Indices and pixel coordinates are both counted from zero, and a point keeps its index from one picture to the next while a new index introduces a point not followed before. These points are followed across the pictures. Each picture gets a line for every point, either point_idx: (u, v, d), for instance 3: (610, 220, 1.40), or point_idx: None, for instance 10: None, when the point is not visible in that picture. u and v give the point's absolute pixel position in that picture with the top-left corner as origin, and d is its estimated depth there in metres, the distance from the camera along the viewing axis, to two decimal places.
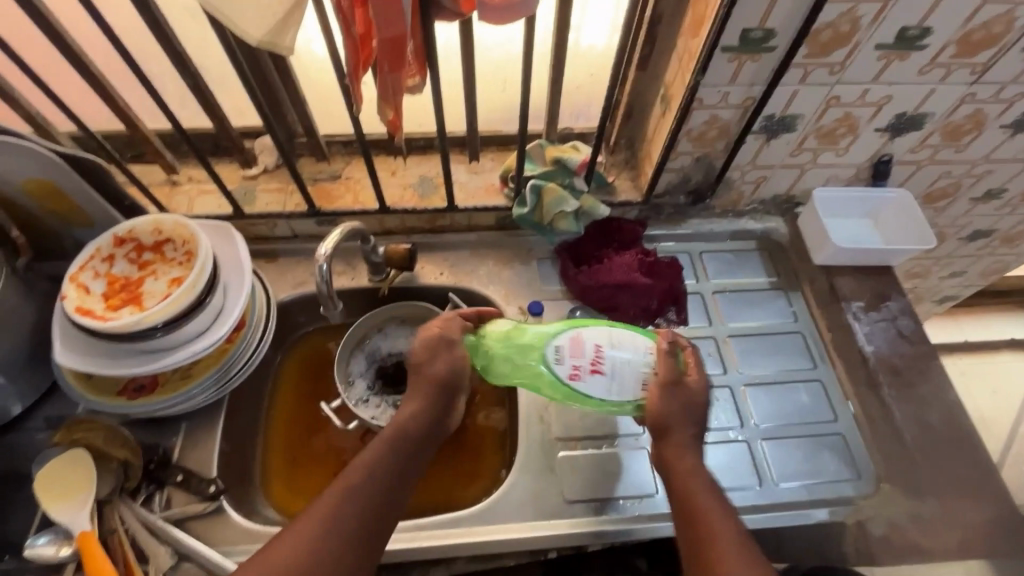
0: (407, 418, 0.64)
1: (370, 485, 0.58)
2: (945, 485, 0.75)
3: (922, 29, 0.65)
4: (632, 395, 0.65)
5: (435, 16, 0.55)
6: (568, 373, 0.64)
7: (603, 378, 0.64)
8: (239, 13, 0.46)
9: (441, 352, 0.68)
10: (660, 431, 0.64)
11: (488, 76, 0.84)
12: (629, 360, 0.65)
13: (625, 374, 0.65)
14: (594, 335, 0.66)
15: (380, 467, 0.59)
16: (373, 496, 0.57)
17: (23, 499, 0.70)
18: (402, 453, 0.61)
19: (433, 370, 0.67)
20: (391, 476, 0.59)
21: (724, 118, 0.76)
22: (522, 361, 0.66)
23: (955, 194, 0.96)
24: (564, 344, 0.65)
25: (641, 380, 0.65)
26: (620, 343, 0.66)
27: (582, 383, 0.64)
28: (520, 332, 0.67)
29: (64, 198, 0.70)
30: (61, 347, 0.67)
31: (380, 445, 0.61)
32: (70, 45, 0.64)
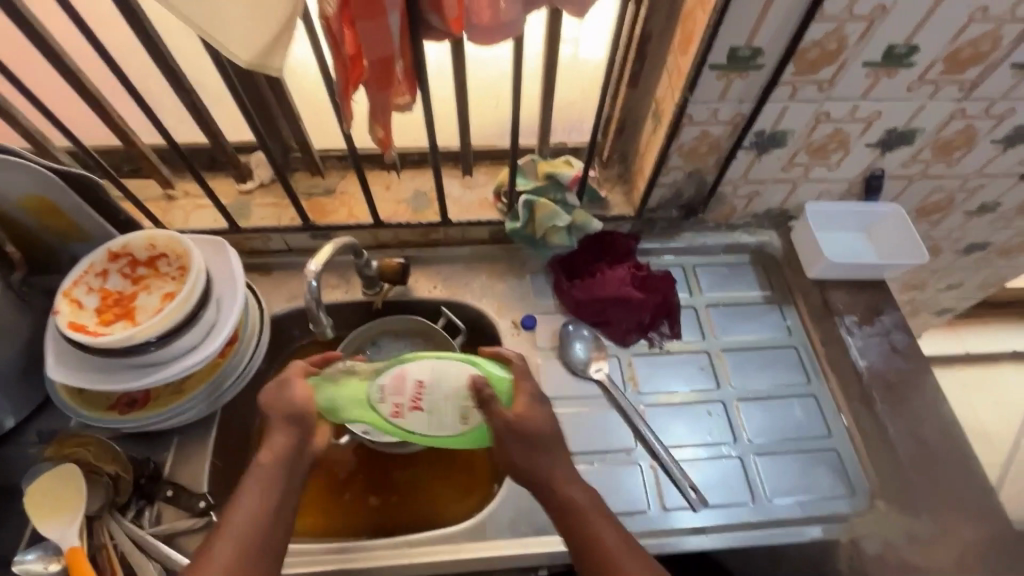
0: (274, 454, 0.60)
1: (249, 527, 0.56)
2: (941, 503, 0.74)
3: (909, 47, 0.66)
4: (449, 429, 0.63)
5: (425, 36, 0.56)
6: (386, 416, 0.63)
7: (422, 414, 0.63)
8: (228, 34, 0.46)
9: (293, 380, 0.64)
10: (515, 473, 0.62)
11: (481, 93, 0.85)
12: (446, 395, 0.63)
13: (436, 411, 0.63)
14: (418, 371, 0.64)
15: (255, 509, 0.57)
16: (252, 539, 0.56)
17: (14, 514, 0.70)
18: (277, 487, 0.59)
19: (281, 402, 0.63)
20: (271, 514, 0.57)
21: (714, 133, 0.76)
22: (356, 403, 0.64)
23: (949, 208, 0.96)
24: (388, 384, 0.63)
25: (460, 414, 0.63)
26: (438, 379, 0.63)
27: (408, 420, 0.63)
28: (351, 374, 0.65)
29: (59, 214, 0.70)
30: (54, 363, 0.68)
31: (253, 488, 0.58)
32: (67, 64, 0.65)
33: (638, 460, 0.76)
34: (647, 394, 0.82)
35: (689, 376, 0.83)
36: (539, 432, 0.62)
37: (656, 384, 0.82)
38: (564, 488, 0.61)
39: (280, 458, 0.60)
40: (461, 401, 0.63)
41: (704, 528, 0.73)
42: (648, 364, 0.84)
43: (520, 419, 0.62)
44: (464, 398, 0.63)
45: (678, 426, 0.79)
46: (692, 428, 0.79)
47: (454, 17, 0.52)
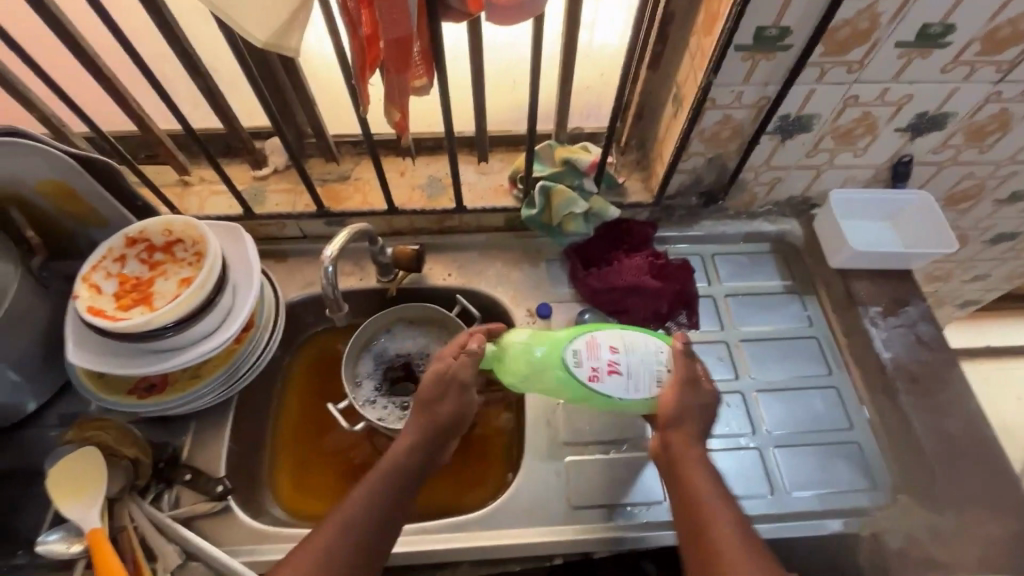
0: (404, 453, 0.63)
1: (360, 524, 0.58)
2: (966, 497, 0.72)
3: (944, 27, 0.63)
4: (649, 393, 0.65)
5: (442, 16, 0.54)
6: (582, 376, 0.65)
7: (621, 378, 0.65)
8: (246, 13, 0.45)
9: (443, 378, 0.65)
10: (667, 429, 0.63)
11: (497, 77, 0.83)
12: (644, 359, 0.65)
13: (641, 372, 0.65)
14: (607, 338, 0.66)
15: (374, 507, 0.59)
16: (366, 534, 0.57)
17: (37, 495, 0.71)
18: (394, 487, 0.61)
19: (435, 405, 0.65)
20: (385, 514, 0.59)
21: (737, 118, 0.74)
22: (541, 366, 0.67)
23: (978, 196, 0.93)
24: (580, 348, 0.66)
25: (657, 378, 0.65)
26: (642, 344, 0.66)
27: (600, 384, 0.65)
28: (529, 342, 0.68)
29: (78, 199, 0.70)
30: (72, 347, 0.68)
31: (374, 482, 0.61)
32: (83, 47, 0.65)
33: None
34: None
35: (706, 366, 0.82)
36: (682, 415, 0.63)
37: None
38: (695, 478, 0.60)
39: (406, 458, 0.62)
40: (658, 364, 0.65)
41: None
42: None
43: (684, 401, 0.64)
44: (658, 366, 0.65)
45: None
46: (709, 419, 0.78)
47: None
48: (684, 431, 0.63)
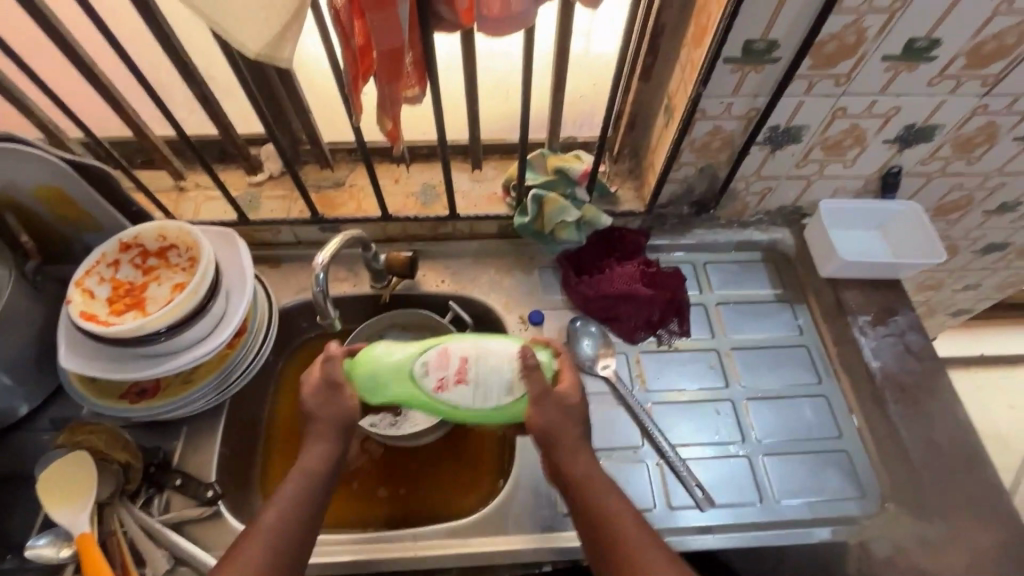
0: (312, 467, 0.62)
1: (278, 541, 0.56)
2: (954, 506, 0.73)
3: (930, 41, 0.64)
4: (496, 402, 0.63)
5: (434, 27, 0.55)
6: (432, 389, 0.63)
7: (467, 389, 0.63)
8: (242, 27, 0.47)
9: (331, 386, 0.64)
10: (547, 440, 0.63)
11: (491, 86, 0.84)
12: (494, 368, 0.63)
13: (488, 381, 0.63)
14: (454, 347, 0.64)
15: (289, 515, 0.58)
16: (281, 543, 0.56)
17: (27, 499, 0.71)
18: (311, 497, 0.60)
19: (332, 413, 0.64)
20: (308, 518, 0.59)
21: (728, 128, 0.75)
22: (400, 382, 0.64)
23: (968, 207, 0.93)
24: (430, 360, 0.64)
25: (507, 386, 0.63)
26: (496, 353, 0.64)
27: (449, 395, 0.63)
28: (385, 355, 0.64)
29: (72, 204, 0.71)
30: (66, 352, 0.68)
31: (288, 497, 0.59)
32: (80, 56, 0.65)
33: (644, 458, 0.76)
34: (654, 391, 0.81)
35: (697, 374, 0.83)
36: (567, 422, 0.64)
37: (663, 382, 0.82)
38: (586, 483, 0.61)
39: (316, 471, 0.61)
40: (510, 372, 0.63)
41: (711, 527, 0.72)
42: (656, 362, 0.83)
43: (561, 408, 0.64)
44: (511, 372, 0.64)
45: (685, 425, 0.79)
46: (700, 426, 0.79)
47: (466, 8, 0.52)
48: (569, 440, 0.63)
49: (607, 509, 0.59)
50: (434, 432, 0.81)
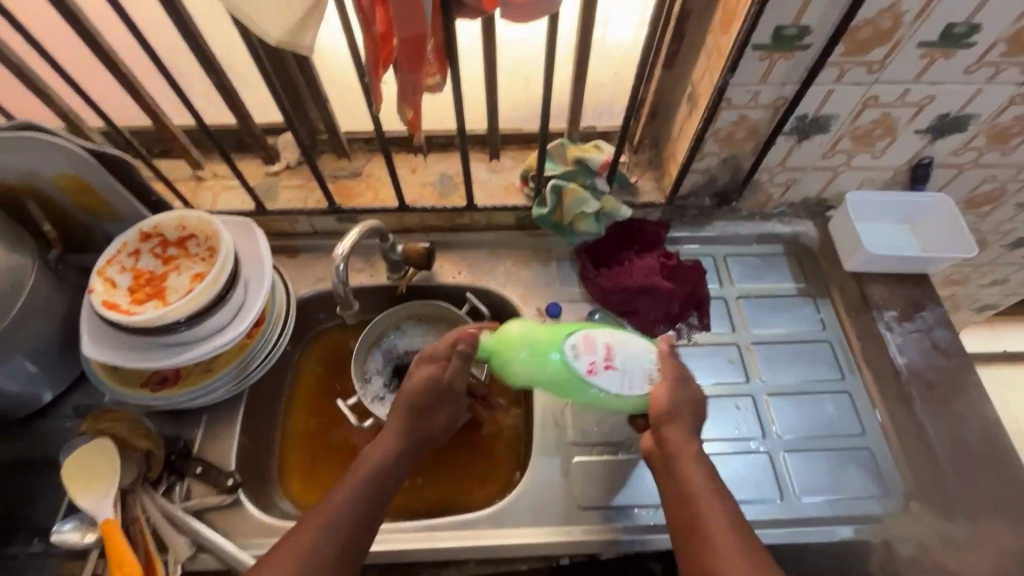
0: (386, 462, 0.62)
1: (342, 529, 0.57)
2: (981, 506, 0.71)
3: (969, 27, 0.62)
4: (644, 390, 0.65)
5: (457, 13, 0.54)
6: (581, 371, 0.64)
7: (614, 374, 0.64)
8: (261, 14, 0.46)
9: (439, 388, 0.66)
10: (657, 423, 0.64)
11: (510, 74, 0.83)
12: (636, 358, 0.66)
13: (632, 370, 0.65)
14: (601, 335, 0.66)
15: (356, 499, 0.59)
16: (346, 525, 0.57)
17: (52, 485, 0.72)
18: (378, 495, 0.61)
19: (421, 400, 0.65)
20: (372, 509, 0.59)
21: (753, 118, 0.73)
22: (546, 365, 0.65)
23: (999, 199, 0.91)
24: (575, 343, 0.65)
25: (650, 375, 0.66)
26: (640, 346, 0.67)
27: (595, 379, 0.64)
28: (528, 331, 0.66)
29: (93, 193, 0.71)
30: (87, 340, 0.69)
31: (362, 478, 0.60)
32: (101, 44, 0.65)
33: None
34: None
35: (716, 369, 0.81)
36: (678, 406, 0.64)
37: None
38: (687, 464, 0.61)
39: (387, 468, 0.62)
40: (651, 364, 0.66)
41: None
42: None
43: (678, 397, 0.65)
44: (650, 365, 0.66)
45: (705, 420, 0.78)
46: (719, 422, 0.78)
47: None
48: (682, 423, 0.64)
49: (696, 499, 0.59)
50: None
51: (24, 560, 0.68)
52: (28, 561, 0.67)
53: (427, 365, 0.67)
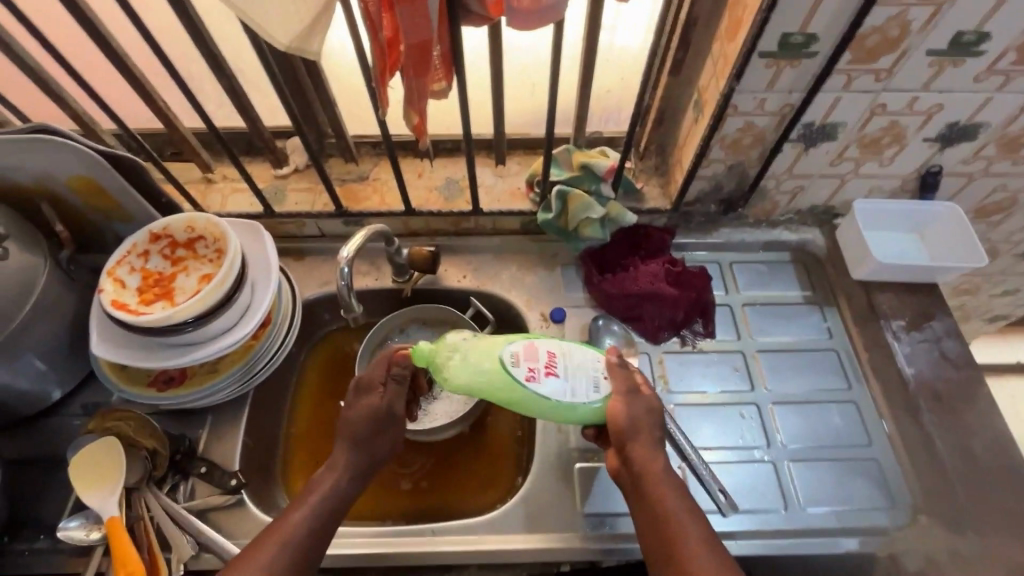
0: (337, 489, 0.60)
1: (294, 551, 0.55)
2: (990, 521, 0.70)
3: (979, 35, 0.61)
4: (589, 397, 0.64)
5: (463, 20, 0.55)
6: (522, 378, 0.63)
7: (558, 380, 0.63)
8: (269, 20, 0.46)
9: (381, 417, 0.63)
10: (623, 436, 0.61)
11: (517, 80, 0.83)
12: (580, 365, 0.65)
13: (577, 376, 0.64)
14: (545, 343, 0.66)
15: (309, 522, 0.57)
16: (300, 549, 0.56)
17: (58, 482, 0.73)
18: (330, 521, 0.59)
19: (365, 424, 0.62)
20: (326, 532, 0.58)
21: (760, 125, 0.73)
22: (490, 374, 0.63)
23: (1011, 209, 0.90)
24: (518, 350, 0.64)
25: (594, 384, 0.64)
26: (586, 353, 0.66)
27: (538, 387, 0.63)
28: (468, 339, 0.64)
29: (105, 195, 0.72)
30: (97, 339, 0.70)
31: (316, 500, 0.59)
32: (114, 48, 0.66)
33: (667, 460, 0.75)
34: (677, 393, 0.80)
35: (722, 377, 0.81)
36: (645, 422, 0.62)
37: (687, 384, 0.80)
38: (659, 487, 0.58)
39: (339, 494, 0.60)
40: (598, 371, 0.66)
41: (733, 533, 0.70)
42: (679, 364, 0.82)
43: (639, 412, 0.62)
44: (596, 370, 0.65)
45: (709, 428, 0.77)
46: (724, 430, 0.77)
47: (495, 1, 0.51)
48: (651, 438, 0.61)
49: (669, 522, 0.56)
50: (454, 427, 0.81)
51: (30, 556, 0.68)
52: (33, 558, 0.68)
53: (358, 390, 0.64)
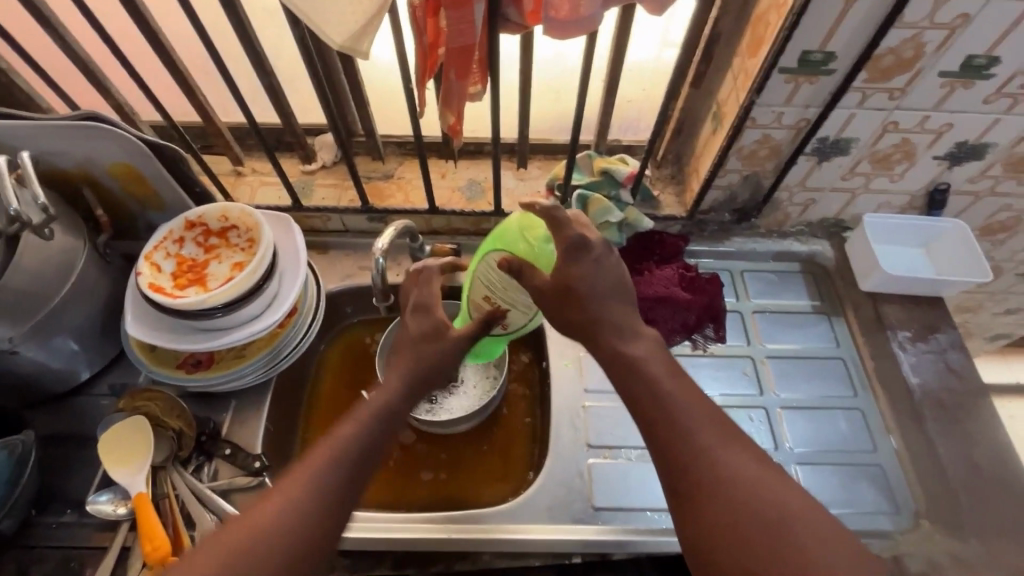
0: (387, 403, 0.57)
1: (330, 484, 0.50)
2: (990, 528, 0.72)
3: (989, 59, 0.64)
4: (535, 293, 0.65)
5: (501, 28, 0.58)
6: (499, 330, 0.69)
7: (512, 311, 0.66)
8: (322, 18, 0.49)
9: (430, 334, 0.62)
10: (591, 332, 0.58)
11: (542, 89, 0.87)
12: (503, 283, 0.65)
13: (513, 292, 0.65)
14: (476, 290, 0.68)
15: (345, 451, 0.52)
16: (336, 486, 0.50)
17: (85, 459, 0.75)
18: (372, 441, 0.54)
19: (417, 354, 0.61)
20: (367, 455, 0.53)
21: (776, 138, 0.76)
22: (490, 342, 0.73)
23: (1015, 228, 0.92)
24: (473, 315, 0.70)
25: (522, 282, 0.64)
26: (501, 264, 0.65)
27: (511, 324, 0.68)
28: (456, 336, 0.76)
29: (143, 182, 0.75)
30: (132, 320, 0.72)
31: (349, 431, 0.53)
32: (162, 43, 0.69)
33: None
34: None
35: (731, 381, 0.83)
36: (570, 311, 0.58)
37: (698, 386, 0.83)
38: (643, 381, 0.54)
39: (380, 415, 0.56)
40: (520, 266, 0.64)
41: None
42: (691, 366, 0.84)
43: (556, 306, 0.59)
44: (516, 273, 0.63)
45: None
46: None
47: (532, 10, 0.54)
48: (603, 325, 0.58)
49: (651, 412, 0.53)
50: (470, 421, 0.83)
51: (56, 529, 0.70)
52: (59, 531, 0.70)
53: (421, 305, 0.64)
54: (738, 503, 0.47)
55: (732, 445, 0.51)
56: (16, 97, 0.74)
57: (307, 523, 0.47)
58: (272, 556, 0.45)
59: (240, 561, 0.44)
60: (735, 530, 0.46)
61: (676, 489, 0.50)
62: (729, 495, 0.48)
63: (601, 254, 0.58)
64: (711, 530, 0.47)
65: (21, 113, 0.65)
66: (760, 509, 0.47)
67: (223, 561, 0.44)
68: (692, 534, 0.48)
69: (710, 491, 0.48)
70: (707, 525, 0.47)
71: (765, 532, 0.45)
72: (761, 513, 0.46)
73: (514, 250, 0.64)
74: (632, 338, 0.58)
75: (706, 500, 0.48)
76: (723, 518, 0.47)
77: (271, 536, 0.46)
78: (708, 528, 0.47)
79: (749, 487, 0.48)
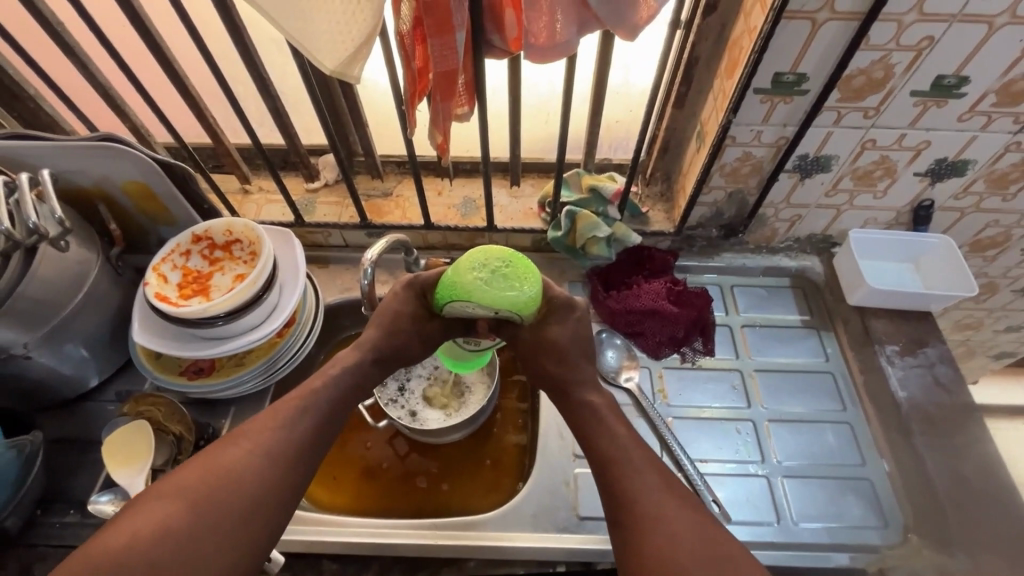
0: (347, 372, 0.62)
1: (296, 431, 0.56)
2: (981, 545, 0.70)
3: (958, 78, 0.66)
4: (525, 313, 0.58)
5: (487, 54, 0.62)
6: (478, 347, 0.67)
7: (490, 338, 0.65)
8: (317, 48, 0.53)
9: (403, 320, 0.64)
10: (564, 388, 0.65)
11: (533, 111, 0.91)
12: (483, 315, 0.58)
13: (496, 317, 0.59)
14: (458, 317, 0.62)
15: (312, 408, 0.58)
16: (303, 434, 0.56)
17: (89, 462, 0.78)
18: (336, 404, 0.60)
19: (381, 326, 0.64)
20: (331, 409, 0.59)
21: (757, 155, 0.78)
22: (474, 355, 0.70)
23: (1006, 243, 0.93)
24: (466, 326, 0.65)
25: (501, 312, 0.57)
26: (474, 307, 0.57)
27: (486, 344, 0.67)
28: (446, 346, 0.70)
29: (153, 199, 0.79)
30: (139, 329, 0.76)
31: (318, 393, 0.59)
32: (177, 72, 0.74)
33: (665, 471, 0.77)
34: (675, 407, 0.83)
35: (719, 394, 0.84)
36: (550, 363, 0.64)
37: (685, 399, 0.84)
38: (597, 424, 0.61)
39: (339, 384, 0.61)
40: (497, 308, 0.56)
41: None
42: (679, 379, 0.85)
43: (539, 353, 0.64)
44: (490, 309, 0.56)
45: (705, 441, 0.80)
46: (720, 444, 0.80)
47: (514, 37, 0.59)
48: (580, 366, 0.64)
49: (604, 448, 0.59)
50: (460, 431, 0.84)
51: (59, 529, 0.73)
52: (62, 530, 0.73)
53: (412, 288, 0.64)
54: (677, 535, 0.52)
55: (671, 485, 0.56)
56: (42, 120, 0.81)
57: (274, 464, 0.54)
58: (237, 501, 0.51)
59: (209, 503, 0.50)
60: (672, 559, 0.50)
61: (621, 523, 0.55)
62: (667, 527, 0.52)
63: (583, 317, 0.65)
64: (651, 561, 0.51)
65: (43, 135, 0.70)
66: (693, 543, 0.51)
67: (178, 502, 0.50)
68: (635, 564, 0.52)
69: (654, 523, 0.53)
70: (648, 554, 0.51)
71: (698, 562, 0.50)
72: (695, 546, 0.51)
73: (477, 293, 0.55)
74: (595, 385, 0.65)
75: (651, 532, 0.52)
76: (665, 550, 0.51)
77: (236, 478, 0.52)
78: (648, 557, 0.51)
79: (684, 523, 0.53)
